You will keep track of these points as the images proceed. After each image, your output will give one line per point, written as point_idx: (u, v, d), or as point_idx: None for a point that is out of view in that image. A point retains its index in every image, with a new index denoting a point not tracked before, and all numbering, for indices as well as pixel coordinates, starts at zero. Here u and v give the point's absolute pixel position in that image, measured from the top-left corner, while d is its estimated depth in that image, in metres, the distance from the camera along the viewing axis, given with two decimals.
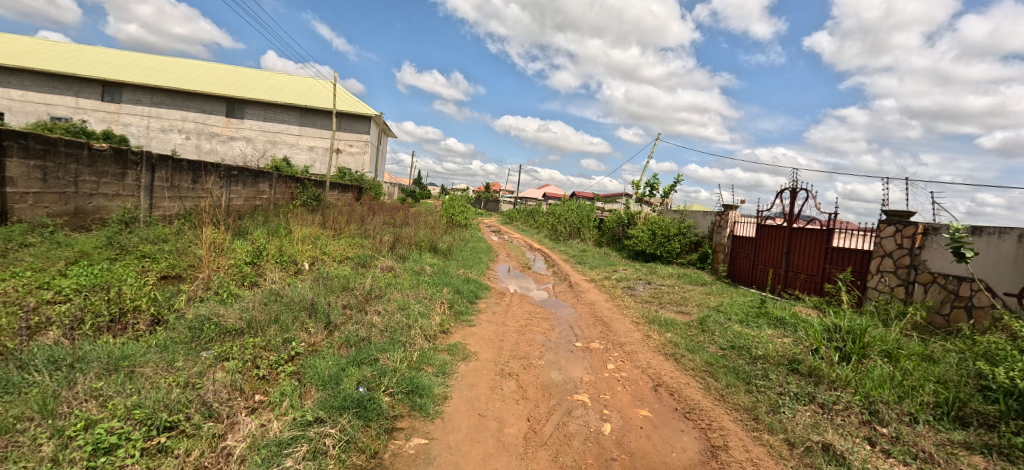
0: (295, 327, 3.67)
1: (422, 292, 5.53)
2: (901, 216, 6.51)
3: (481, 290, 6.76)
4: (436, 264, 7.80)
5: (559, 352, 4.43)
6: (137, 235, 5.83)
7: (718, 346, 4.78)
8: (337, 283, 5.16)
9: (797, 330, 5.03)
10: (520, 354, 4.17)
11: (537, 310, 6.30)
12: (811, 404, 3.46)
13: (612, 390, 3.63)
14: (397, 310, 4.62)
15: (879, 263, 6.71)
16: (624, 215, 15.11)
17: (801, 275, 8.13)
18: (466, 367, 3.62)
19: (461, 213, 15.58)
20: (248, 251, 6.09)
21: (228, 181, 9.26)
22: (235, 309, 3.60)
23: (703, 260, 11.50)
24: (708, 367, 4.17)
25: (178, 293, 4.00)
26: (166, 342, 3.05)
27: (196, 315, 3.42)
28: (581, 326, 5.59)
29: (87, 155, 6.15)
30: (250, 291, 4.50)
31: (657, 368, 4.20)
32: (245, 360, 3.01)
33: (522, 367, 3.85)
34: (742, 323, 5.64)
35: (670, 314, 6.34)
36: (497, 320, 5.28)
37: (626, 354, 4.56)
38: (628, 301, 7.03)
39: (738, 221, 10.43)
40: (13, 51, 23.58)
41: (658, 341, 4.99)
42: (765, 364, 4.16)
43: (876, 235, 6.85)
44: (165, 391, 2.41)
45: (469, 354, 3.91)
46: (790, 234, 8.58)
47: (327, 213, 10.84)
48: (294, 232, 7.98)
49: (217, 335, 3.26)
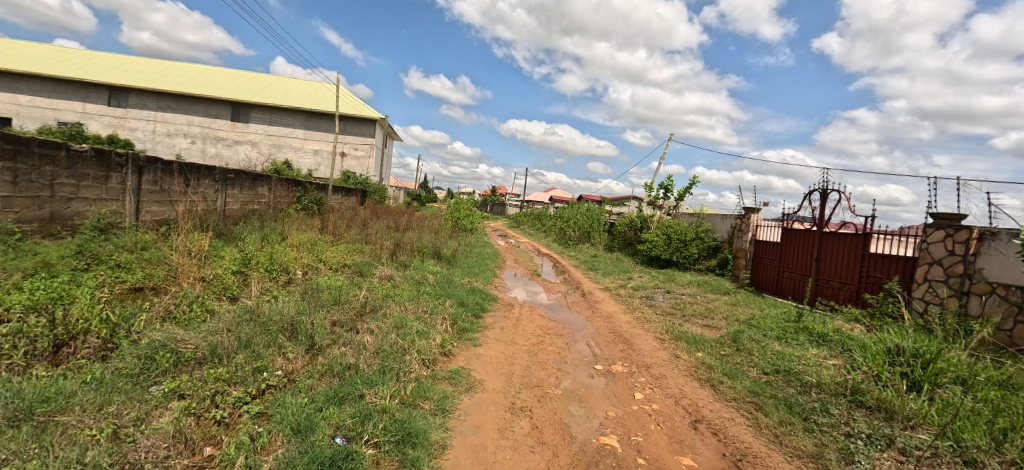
0: (270, 352, 3.13)
1: (423, 305, 4.98)
2: (951, 220, 5.84)
3: (488, 302, 6.19)
4: (439, 273, 7.27)
5: (578, 378, 3.82)
6: (113, 242, 5.33)
7: (760, 369, 4.15)
8: (328, 296, 4.64)
9: (850, 352, 4.38)
10: (533, 381, 3.59)
11: (549, 324, 5.70)
12: (889, 451, 2.84)
13: (644, 430, 3.03)
14: (393, 328, 4.06)
15: (927, 271, 6.03)
16: (636, 218, 14.49)
17: (835, 284, 7.45)
18: (470, 401, 3.06)
19: (466, 217, 15.09)
20: (234, 259, 5.63)
21: (225, 185, 8.83)
22: (200, 332, 3.05)
23: (722, 266, 10.82)
24: (754, 398, 3.56)
25: (140, 310, 3.47)
26: (107, 375, 2.53)
27: (151, 339, 2.88)
28: (599, 343, 4.98)
29: (65, 156, 5.73)
30: (229, 306, 3.98)
31: (694, 398, 3.59)
32: (201, 398, 2.49)
33: (537, 399, 3.27)
34: (782, 341, 4.99)
35: (696, 328, 5.71)
36: (506, 338, 4.70)
37: (654, 379, 3.96)
38: (648, 314, 6.39)
39: (760, 225, 9.80)
40: (23, 57, 23.60)
41: (689, 363, 4.38)
42: (821, 395, 3.53)
43: (922, 240, 6.19)
44: (83, 449, 1.90)
45: (474, 383, 3.35)
46: (820, 239, 7.92)
47: (326, 217, 10.35)
48: (289, 238, 7.52)
49: (172, 366, 2.73)
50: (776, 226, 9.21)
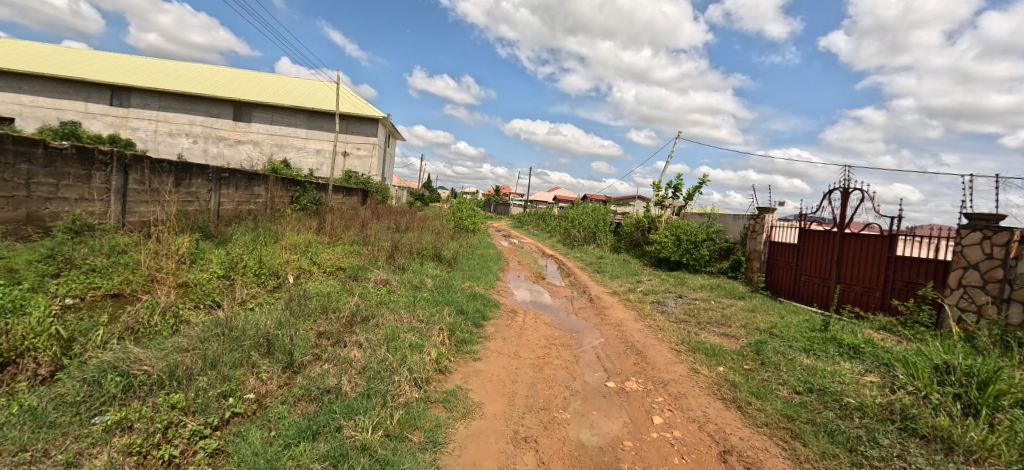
0: (241, 372, 2.77)
1: (418, 314, 4.59)
2: (988, 221, 5.38)
3: (490, 308, 5.79)
4: (438, 277, 6.88)
5: (589, 399, 3.42)
6: (89, 245, 4.99)
7: (791, 388, 3.72)
8: (315, 304, 4.27)
9: (889, 367, 3.96)
10: (538, 403, 3.20)
11: (556, 332, 5.32)
12: None
13: (668, 464, 2.63)
14: (384, 341, 3.68)
15: (961, 276, 5.56)
16: (644, 218, 14.04)
17: (858, 288, 6.99)
18: (466, 431, 2.67)
19: (469, 217, 14.71)
20: (221, 264, 5.29)
21: (218, 184, 8.51)
22: (158, 351, 2.67)
23: (735, 268, 10.39)
24: (789, 423, 3.14)
25: (101, 322, 3.10)
26: (41, 405, 2.17)
27: (101, 359, 2.51)
28: (610, 355, 4.58)
29: (43, 153, 5.40)
30: (204, 316, 3.61)
31: (720, 423, 3.18)
32: (149, 433, 2.15)
33: (543, 426, 2.88)
34: (810, 354, 4.57)
35: (714, 338, 5.29)
36: (508, 351, 4.30)
37: (673, 399, 3.55)
38: (661, 322, 5.96)
39: (775, 225, 9.35)
40: (24, 57, 23.43)
41: (711, 379, 3.97)
42: (865, 420, 3.12)
43: (956, 242, 5.73)
44: None
45: (471, 407, 2.96)
46: (840, 241, 7.47)
47: (324, 217, 10.02)
48: (282, 239, 7.19)
49: (122, 392, 2.37)
50: (793, 226, 8.75)
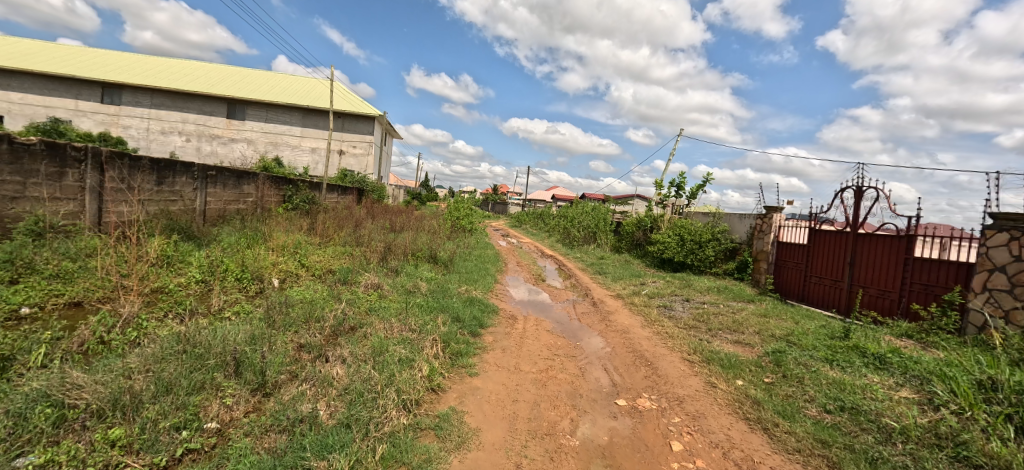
0: (201, 397, 2.40)
1: (410, 322, 4.22)
2: (1016, 220, 5.04)
3: (488, 315, 5.43)
4: (433, 280, 6.51)
5: (598, 420, 3.07)
6: (54, 248, 4.58)
7: (819, 406, 3.38)
8: (299, 313, 3.89)
9: (924, 381, 3.62)
10: (542, 428, 2.84)
11: (559, 341, 4.97)
12: None
13: None
14: (370, 355, 3.31)
15: (987, 279, 5.23)
16: (646, 218, 13.67)
17: (874, 292, 6.65)
18: (461, 466, 2.31)
19: (467, 217, 14.32)
20: (200, 268, 4.90)
21: (204, 182, 8.11)
22: (103, 375, 2.29)
23: (741, 269, 10.07)
24: (824, 450, 2.80)
25: (46, 339, 2.72)
26: None
27: (32, 387, 2.13)
28: (618, 367, 4.23)
29: (8, 149, 5.00)
30: (170, 328, 3.22)
31: (747, 449, 2.84)
32: None
33: (549, 457, 2.52)
34: (834, 365, 4.22)
35: (728, 347, 4.95)
36: (507, 364, 3.94)
37: (691, 419, 3.20)
38: (670, 328, 5.61)
39: (782, 225, 8.95)
40: (13, 53, 22.86)
41: (730, 395, 3.62)
42: (909, 446, 2.78)
43: (981, 244, 5.39)
44: None
45: (467, 435, 2.61)
46: (853, 241, 7.13)
47: (316, 217, 9.63)
48: (269, 241, 6.82)
49: (53, 427, 2.00)
50: (801, 227, 8.38)
